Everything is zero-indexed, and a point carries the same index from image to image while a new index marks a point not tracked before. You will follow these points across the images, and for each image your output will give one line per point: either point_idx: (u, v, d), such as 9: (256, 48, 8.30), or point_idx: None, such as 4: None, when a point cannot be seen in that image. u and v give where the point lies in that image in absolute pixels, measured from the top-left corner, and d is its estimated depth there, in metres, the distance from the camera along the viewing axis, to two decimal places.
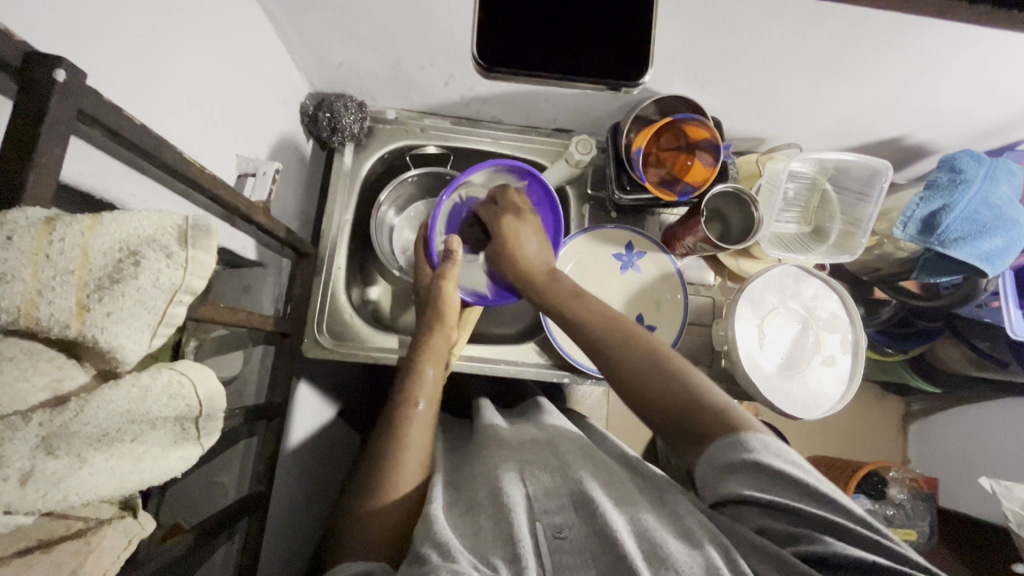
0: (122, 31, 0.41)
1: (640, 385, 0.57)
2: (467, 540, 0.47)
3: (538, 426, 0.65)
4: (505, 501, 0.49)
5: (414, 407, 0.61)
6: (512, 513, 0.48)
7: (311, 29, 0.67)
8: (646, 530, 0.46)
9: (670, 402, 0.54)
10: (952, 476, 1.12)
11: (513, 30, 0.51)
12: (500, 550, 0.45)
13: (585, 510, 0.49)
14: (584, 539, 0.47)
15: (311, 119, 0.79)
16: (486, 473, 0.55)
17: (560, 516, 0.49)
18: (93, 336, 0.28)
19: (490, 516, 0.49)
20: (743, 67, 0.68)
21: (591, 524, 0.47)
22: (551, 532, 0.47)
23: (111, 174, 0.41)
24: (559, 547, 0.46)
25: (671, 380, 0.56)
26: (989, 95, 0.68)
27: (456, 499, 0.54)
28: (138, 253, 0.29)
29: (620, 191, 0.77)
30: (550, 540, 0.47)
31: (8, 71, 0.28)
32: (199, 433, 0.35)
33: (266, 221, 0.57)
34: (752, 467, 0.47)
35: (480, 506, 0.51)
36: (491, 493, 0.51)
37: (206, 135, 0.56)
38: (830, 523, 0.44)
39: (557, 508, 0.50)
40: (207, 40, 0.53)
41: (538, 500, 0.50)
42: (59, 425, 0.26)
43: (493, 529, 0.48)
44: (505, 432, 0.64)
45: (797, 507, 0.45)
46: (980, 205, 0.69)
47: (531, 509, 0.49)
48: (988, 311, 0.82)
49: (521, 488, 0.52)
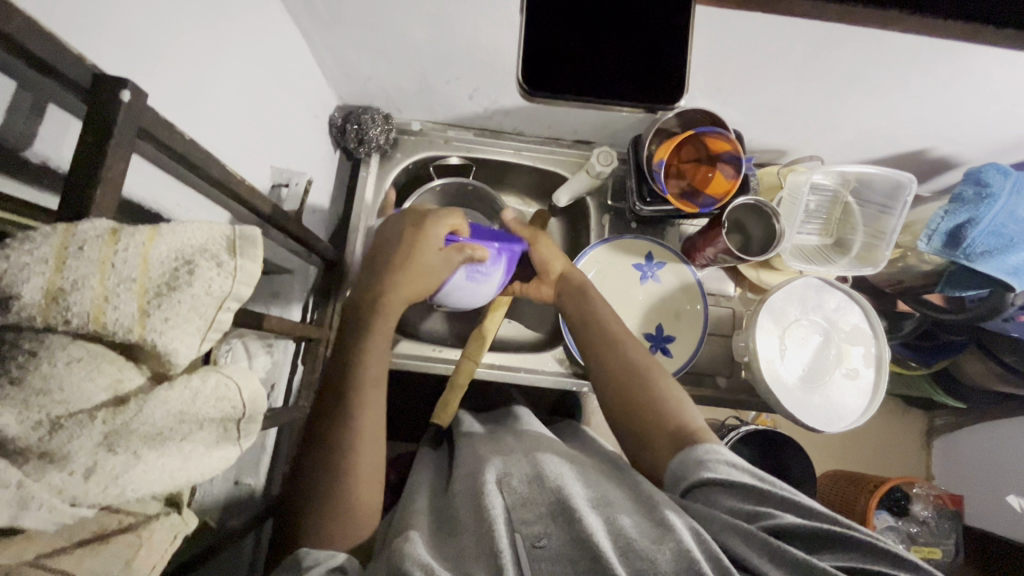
0: (173, 51, 0.44)
1: (633, 393, 0.62)
2: (449, 562, 0.46)
3: (517, 437, 0.66)
4: (485, 515, 0.49)
5: (364, 388, 0.59)
6: (494, 527, 0.48)
7: (342, 44, 0.69)
8: (620, 528, 0.47)
9: (650, 418, 0.59)
10: (977, 494, 1.10)
11: (560, 49, 0.48)
12: (482, 564, 0.45)
13: (563, 517, 0.48)
14: (564, 545, 0.46)
15: (339, 131, 0.82)
16: (467, 490, 0.55)
17: (539, 525, 0.49)
18: (152, 341, 0.29)
19: (472, 534, 0.48)
20: (765, 82, 0.69)
21: (568, 530, 0.47)
22: (531, 539, 0.47)
23: (160, 186, 0.44)
24: (538, 555, 0.46)
25: (660, 403, 0.60)
26: (1014, 109, 0.68)
27: (441, 525, 0.53)
28: (192, 262, 0.31)
29: (641, 203, 0.78)
30: (528, 550, 0.46)
31: (78, 92, 0.30)
32: (240, 433, 0.36)
33: (297, 230, 0.59)
34: (724, 461, 0.52)
35: (463, 529, 0.50)
36: (473, 510, 0.51)
37: (241, 147, 0.58)
38: (800, 506, 0.47)
39: (536, 518, 0.49)
40: (245, 58, 0.56)
41: (516, 509, 0.51)
42: (120, 423, 0.28)
43: (476, 547, 0.47)
44: (483, 448, 0.63)
45: (766, 489, 0.49)
46: (1006, 219, 0.68)
47: (511, 521, 0.49)
48: (1014, 325, 0.81)
49: (500, 500, 0.52)
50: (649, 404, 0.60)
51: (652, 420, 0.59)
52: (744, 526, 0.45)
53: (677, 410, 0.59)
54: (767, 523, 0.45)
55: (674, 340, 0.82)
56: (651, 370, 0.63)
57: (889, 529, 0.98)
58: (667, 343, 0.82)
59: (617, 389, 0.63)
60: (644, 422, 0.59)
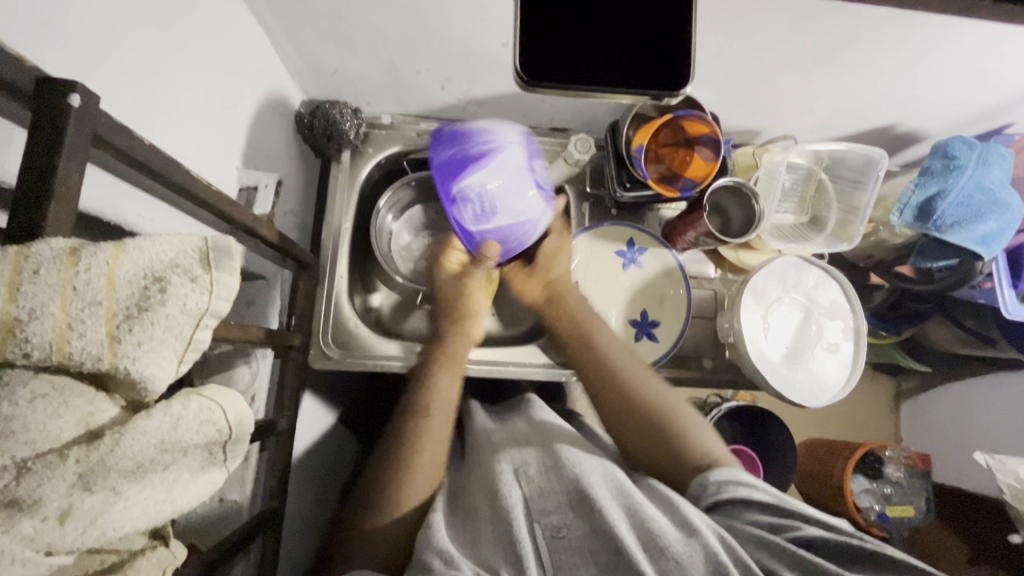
0: (122, 51, 0.41)
1: (645, 437, 0.61)
2: (466, 548, 0.47)
3: (530, 423, 0.64)
4: (502, 505, 0.49)
5: (428, 414, 0.62)
6: (511, 514, 0.48)
7: (307, 37, 0.66)
8: (644, 522, 0.46)
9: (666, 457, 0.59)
10: (945, 454, 1.14)
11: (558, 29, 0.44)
12: (502, 554, 0.46)
13: (582, 508, 0.49)
14: (583, 536, 0.47)
15: (307, 127, 0.78)
16: (484, 475, 0.56)
17: (558, 516, 0.49)
18: (125, 368, 0.27)
19: (490, 523, 0.49)
20: (743, 64, 0.69)
21: (588, 520, 0.47)
22: (552, 530, 0.48)
23: (120, 197, 0.40)
24: (559, 545, 0.47)
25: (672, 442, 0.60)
26: (974, 83, 0.71)
27: (458, 509, 0.54)
28: (163, 279, 0.28)
29: (621, 189, 0.76)
30: (549, 540, 0.47)
31: (21, 98, 0.27)
32: (227, 456, 0.34)
33: (270, 234, 0.55)
34: (743, 480, 0.52)
35: (478, 515, 0.51)
36: (489, 497, 0.52)
37: (203, 149, 0.54)
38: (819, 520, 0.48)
39: (555, 508, 0.50)
40: (202, 51, 0.52)
41: (535, 500, 0.51)
42: (96, 460, 0.26)
43: (492, 536, 0.47)
44: (495, 433, 0.64)
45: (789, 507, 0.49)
46: (973, 190, 0.70)
47: (530, 510, 0.50)
48: (981, 292, 0.83)
49: (518, 489, 0.52)
50: (661, 445, 0.60)
51: (640, 430, 0.62)
52: (783, 545, 0.44)
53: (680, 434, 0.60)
54: (793, 536, 0.46)
55: (660, 324, 0.82)
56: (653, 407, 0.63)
57: (864, 491, 1.02)
58: (652, 328, 0.82)
59: (631, 436, 0.62)
60: (648, 444, 0.61)
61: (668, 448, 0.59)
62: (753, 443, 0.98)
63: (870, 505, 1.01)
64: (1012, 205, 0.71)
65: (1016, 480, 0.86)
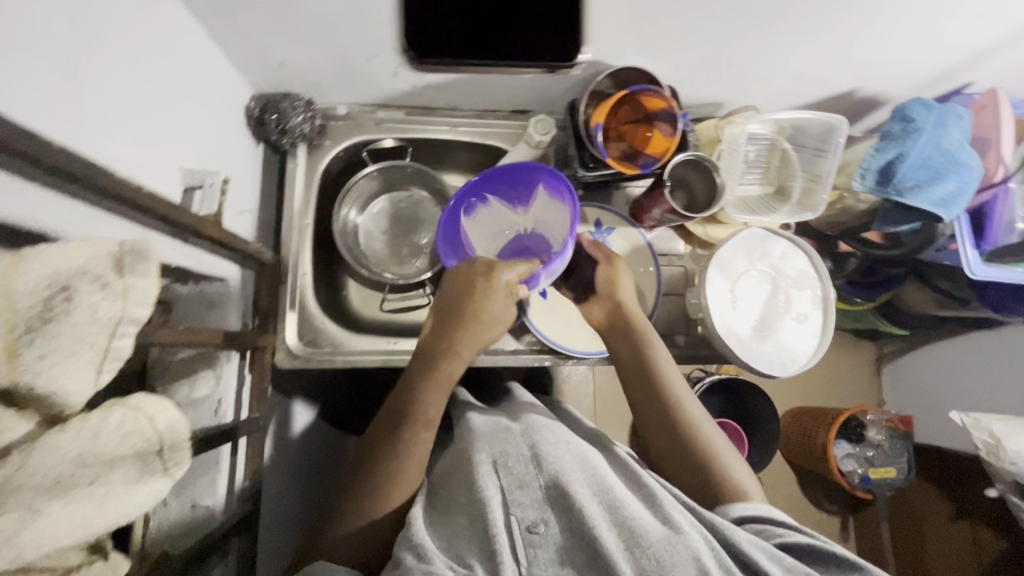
0: (31, 50, 0.39)
1: (674, 454, 0.63)
2: (443, 541, 0.47)
3: (510, 409, 0.67)
4: (479, 497, 0.49)
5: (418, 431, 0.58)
6: (487, 509, 0.48)
7: (249, 29, 0.64)
8: (625, 518, 0.47)
9: (688, 476, 0.61)
10: (925, 415, 1.16)
11: None
12: (477, 549, 0.45)
13: (561, 503, 0.48)
14: (560, 535, 0.46)
15: (258, 122, 0.76)
16: (463, 468, 0.54)
17: (534, 511, 0.48)
18: (28, 383, 0.26)
19: (467, 516, 0.49)
20: (699, 36, 0.67)
21: (567, 518, 0.47)
22: (528, 525, 0.47)
23: (36, 204, 0.39)
24: (535, 541, 0.46)
25: (696, 461, 0.61)
26: (934, 41, 0.69)
27: (434, 501, 0.54)
28: (70, 287, 0.27)
29: (583, 168, 0.76)
30: (524, 535, 0.47)
31: None
32: (165, 464, 0.34)
33: (218, 233, 0.54)
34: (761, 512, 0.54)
35: (456, 507, 0.50)
36: (467, 489, 0.51)
37: (139, 148, 0.52)
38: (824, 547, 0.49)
39: (532, 503, 0.49)
40: (128, 45, 0.50)
41: (514, 493, 0.50)
42: (3, 478, 0.25)
43: (469, 529, 0.47)
44: (477, 420, 0.62)
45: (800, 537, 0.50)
46: (932, 151, 0.70)
47: (507, 502, 0.49)
48: (947, 254, 0.85)
49: (496, 482, 0.51)
50: (684, 464, 0.62)
51: (675, 443, 0.64)
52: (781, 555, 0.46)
53: (708, 458, 0.61)
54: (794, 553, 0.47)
55: None
56: (689, 430, 0.64)
57: (845, 455, 1.06)
58: None
59: (663, 449, 0.65)
60: (675, 459, 0.63)
61: (693, 467, 0.61)
62: (734, 416, 0.99)
63: (852, 468, 1.05)
64: (970, 165, 0.71)
65: (990, 435, 0.88)
